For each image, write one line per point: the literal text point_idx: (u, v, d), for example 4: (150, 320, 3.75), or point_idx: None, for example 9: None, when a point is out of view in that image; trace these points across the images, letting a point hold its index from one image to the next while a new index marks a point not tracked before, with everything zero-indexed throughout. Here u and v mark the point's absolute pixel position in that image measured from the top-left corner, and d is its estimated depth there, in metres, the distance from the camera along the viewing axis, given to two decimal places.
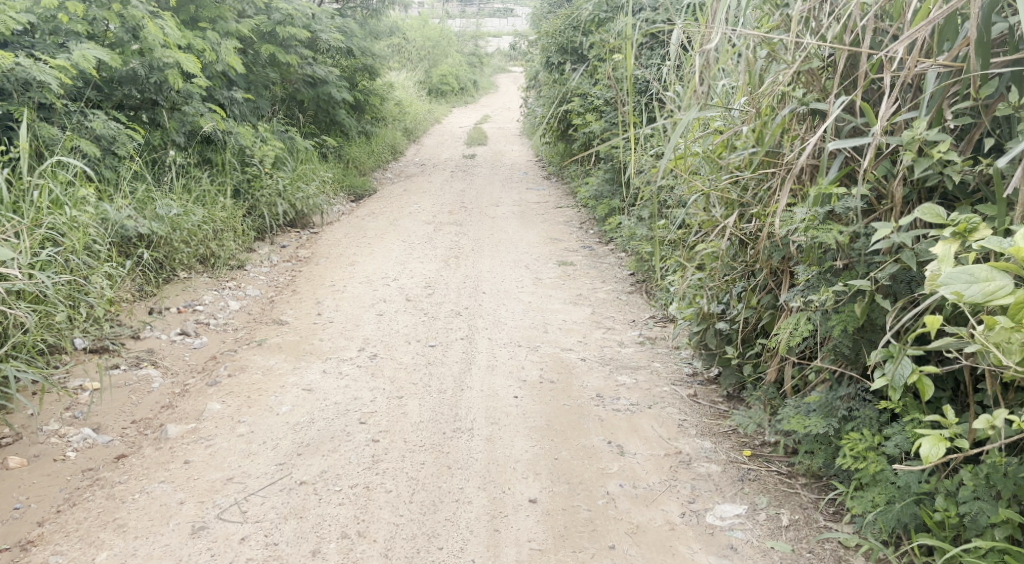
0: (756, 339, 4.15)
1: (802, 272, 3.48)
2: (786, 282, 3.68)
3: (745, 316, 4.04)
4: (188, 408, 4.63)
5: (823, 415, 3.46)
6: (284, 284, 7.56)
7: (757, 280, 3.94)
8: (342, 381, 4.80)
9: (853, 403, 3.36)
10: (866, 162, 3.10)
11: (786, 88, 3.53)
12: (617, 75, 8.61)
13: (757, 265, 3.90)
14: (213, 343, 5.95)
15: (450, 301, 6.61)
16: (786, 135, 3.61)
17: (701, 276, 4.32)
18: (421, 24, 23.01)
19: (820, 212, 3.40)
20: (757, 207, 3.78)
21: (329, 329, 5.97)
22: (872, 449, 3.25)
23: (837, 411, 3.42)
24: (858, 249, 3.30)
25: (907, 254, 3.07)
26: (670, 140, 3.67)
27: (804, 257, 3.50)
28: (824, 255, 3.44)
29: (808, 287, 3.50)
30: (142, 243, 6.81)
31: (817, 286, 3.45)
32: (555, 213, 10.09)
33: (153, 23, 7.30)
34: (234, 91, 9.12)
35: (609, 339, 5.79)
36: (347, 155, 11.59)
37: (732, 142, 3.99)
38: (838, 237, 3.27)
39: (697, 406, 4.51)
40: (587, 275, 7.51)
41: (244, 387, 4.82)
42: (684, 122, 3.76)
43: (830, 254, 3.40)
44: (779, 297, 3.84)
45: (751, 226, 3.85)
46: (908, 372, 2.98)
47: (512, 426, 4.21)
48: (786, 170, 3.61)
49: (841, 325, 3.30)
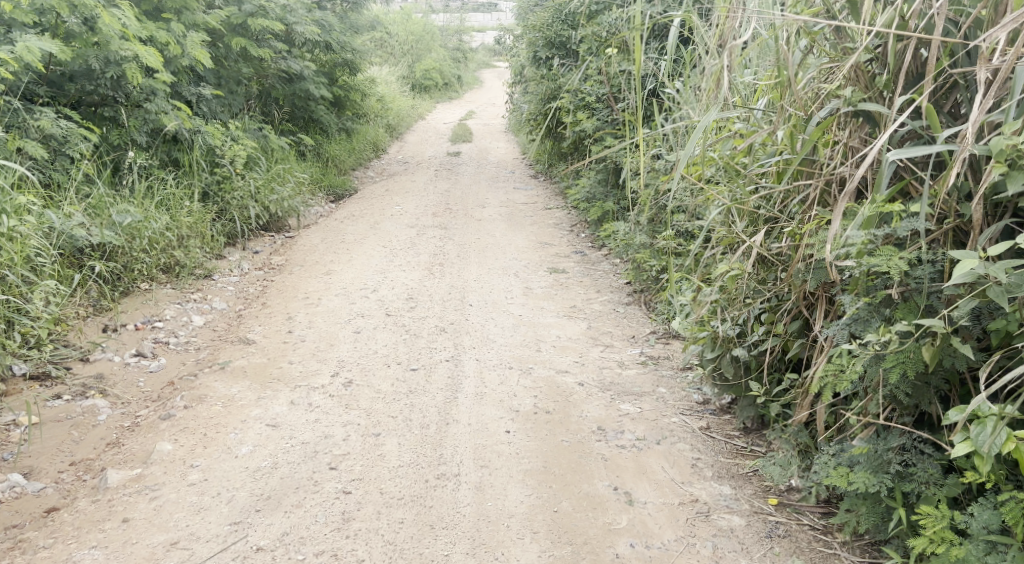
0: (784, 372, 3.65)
1: (849, 303, 3.09)
2: (828, 311, 3.25)
3: (770, 345, 3.57)
4: (135, 447, 4.13)
5: (872, 470, 3.04)
6: (254, 295, 7.03)
7: (786, 305, 3.48)
8: (312, 414, 4.28)
9: (909, 456, 2.99)
10: (947, 172, 2.70)
11: (831, 87, 3.12)
12: (611, 70, 8.12)
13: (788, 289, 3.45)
14: (171, 366, 5.46)
15: (434, 315, 6.10)
16: (821, 143, 3.26)
17: (718, 298, 3.82)
18: (405, 18, 22.45)
19: (877, 235, 3.02)
20: (790, 225, 3.36)
21: (300, 349, 5.46)
22: (949, 527, 2.83)
23: (889, 465, 3.01)
24: (919, 279, 2.93)
25: (996, 289, 2.69)
26: (687, 146, 3.29)
27: (849, 286, 3.13)
28: (875, 284, 3.06)
29: (856, 321, 3.11)
30: (95, 254, 6.29)
31: (866, 321, 3.07)
32: (544, 216, 9.58)
33: (109, 13, 6.77)
34: (202, 87, 8.57)
35: (608, 359, 5.29)
36: (326, 153, 11.05)
37: (757, 146, 3.56)
38: (901, 266, 2.90)
39: (711, 441, 3.98)
40: (580, 284, 7.02)
41: (201, 421, 4.30)
42: (705, 124, 3.37)
43: (884, 282, 3.02)
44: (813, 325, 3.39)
45: (782, 244, 3.40)
46: (1004, 441, 2.65)
47: (504, 470, 3.71)
48: (825, 182, 3.24)
49: (900, 370, 2.93)
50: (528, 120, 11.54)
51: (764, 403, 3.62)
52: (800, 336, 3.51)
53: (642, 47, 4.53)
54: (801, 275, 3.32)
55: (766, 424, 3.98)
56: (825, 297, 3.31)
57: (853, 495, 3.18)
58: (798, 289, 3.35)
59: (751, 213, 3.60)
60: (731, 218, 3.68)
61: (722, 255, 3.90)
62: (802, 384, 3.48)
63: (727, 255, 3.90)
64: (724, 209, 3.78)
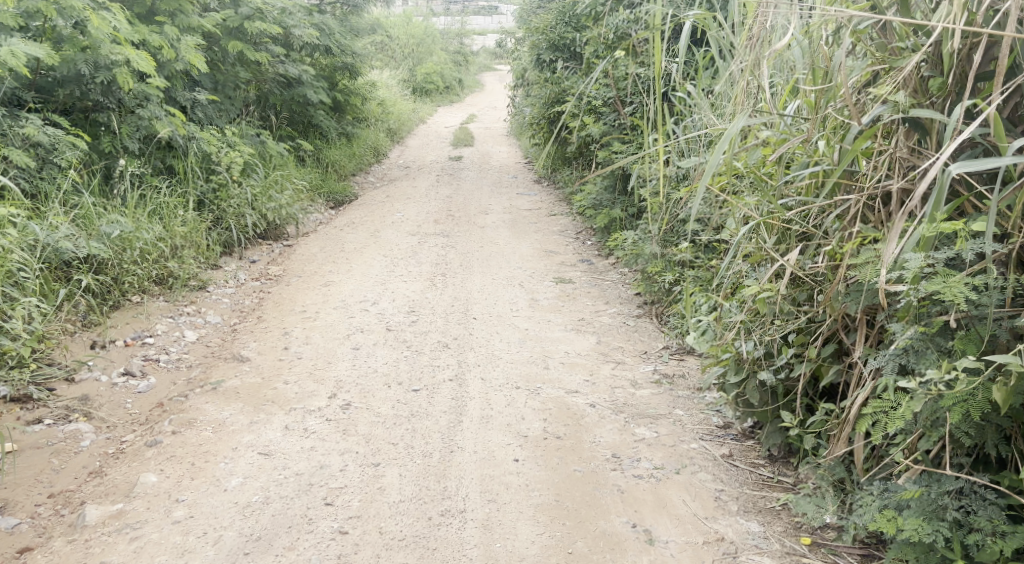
0: (816, 400, 3.47)
1: (901, 332, 2.93)
2: (871, 337, 3.09)
3: (802, 371, 3.35)
4: (118, 477, 3.88)
5: (924, 518, 2.87)
6: (250, 308, 6.77)
7: (822, 329, 3.29)
8: (307, 442, 4.02)
9: (968, 504, 2.82)
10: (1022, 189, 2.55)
11: (881, 89, 3.00)
12: (618, 74, 7.86)
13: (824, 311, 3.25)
14: (161, 386, 5.21)
15: (437, 330, 5.83)
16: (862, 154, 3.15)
17: (745, 318, 3.61)
18: (405, 21, 22.21)
19: (936, 258, 2.86)
20: (829, 243, 3.19)
21: (296, 367, 5.21)
22: None
23: (945, 513, 2.84)
24: (983, 307, 2.78)
25: None
26: (714, 156, 3.10)
27: (899, 313, 2.97)
28: (930, 310, 2.91)
29: (909, 351, 2.94)
30: (84, 267, 6.04)
31: (922, 353, 2.91)
32: (549, 222, 9.32)
33: (98, 15, 6.50)
34: (198, 93, 8.31)
35: (620, 378, 5.03)
36: (325, 158, 10.80)
37: (791, 155, 3.37)
38: (968, 294, 2.74)
39: (735, 471, 3.72)
40: (588, 295, 6.76)
41: (189, 449, 4.04)
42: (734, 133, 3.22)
43: (941, 307, 2.87)
44: (853, 351, 3.21)
45: (818, 263, 3.23)
46: None
47: (514, 506, 3.48)
48: (867, 197, 3.13)
49: (963, 409, 2.76)
50: (530, 125, 11.27)
51: (797, 433, 3.41)
52: (834, 361, 3.34)
53: (662, 48, 4.28)
54: (839, 297, 3.17)
55: (792, 452, 3.72)
56: (866, 322, 3.15)
57: (900, 542, 2.97)
58: (837, 313, 3.18)
59: (782, 226, 3.44)
60: (760, 233, 3.53)
61: (746, 272, 3.70)
62: (839, 415, 3.30)
63: (753, 271, 3.71)
64: (752, 222, 3.57)
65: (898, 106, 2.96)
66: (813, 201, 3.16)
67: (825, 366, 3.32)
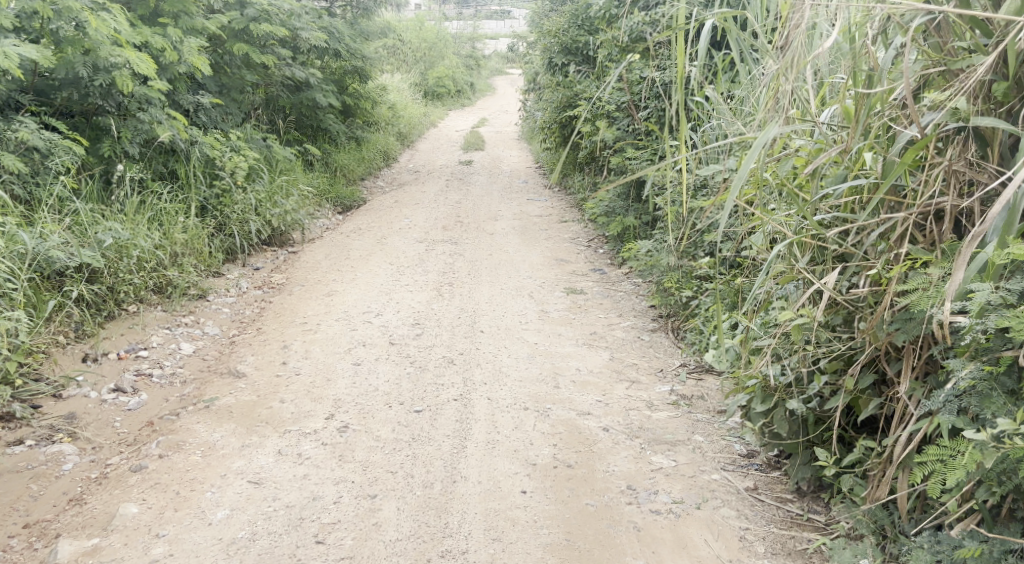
0: (851, 433, 3.27)
1: (961, 368, 2.75)
2: (918, 368, 2.94)
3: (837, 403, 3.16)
4: (98, 507, 3.65)
5: None
6: (250, 319, 6.53)
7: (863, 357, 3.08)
8: (300, 469, 3.79)
9: None
10: None
11: (937, 95, 2.85)
12: (632, 78, 7.59)
13: (865, 338, 3.05)
14: (152, 403, 4.97)
15: (442, 344, 5.57)
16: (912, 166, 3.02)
17: (774, 340, 3.39)
18: (418, 25, 21.98)
19: (1007, 291, 2.70)
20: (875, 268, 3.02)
21: (294, 384, 4.95)
22: None
23: None
24: None
25: None
26: (744, 165, 2.88)
27: (960, 348, 2.81)
28: (996, 345, 2.74)
29: (972, 391, 2.76)
30: (79, 276, 5.81)
31: (987, 396, 2.73)
32: (560, 229, 9.06)
33: (97, 17, 6.27)
34: (202, 96, 8.07)
35: (635, 398, 4.76)
36: (334, 162, 10.56)
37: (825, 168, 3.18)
38: None
39: (761, 507, 3.50)
40: (601, 306, 6.49)
41: (175, 475, 3.81)
42: (767, 142, 3.01)
43: (1009, 342, 2.70)
44: (898, 382, 3.02)
45: (862, 288, 3.07)
46: None
47: (520, 545, 3.32)
48: (917, 214, 2.98)
49: None
50: (542, 129, 10.99)
51: (833, 471, 3.21)
52: (874, 393, 3.15)
53: (687, 50, 3.99)
54: (883, 325, 3.00)
55: (823, 486, 3.51)
56: (913, 351, 2.95)
57: None
58: (880, 341, 3.00)
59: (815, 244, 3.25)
60: (792, 253, 3.34)
61: (773, 292, 3.51)
62: (881, 453, 3.13)
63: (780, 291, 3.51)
64: (784, 241, 3.37)
65: (957, 114, 2.82)
66: (859, 218, 2.98)
67: (864, 397, 3.14)
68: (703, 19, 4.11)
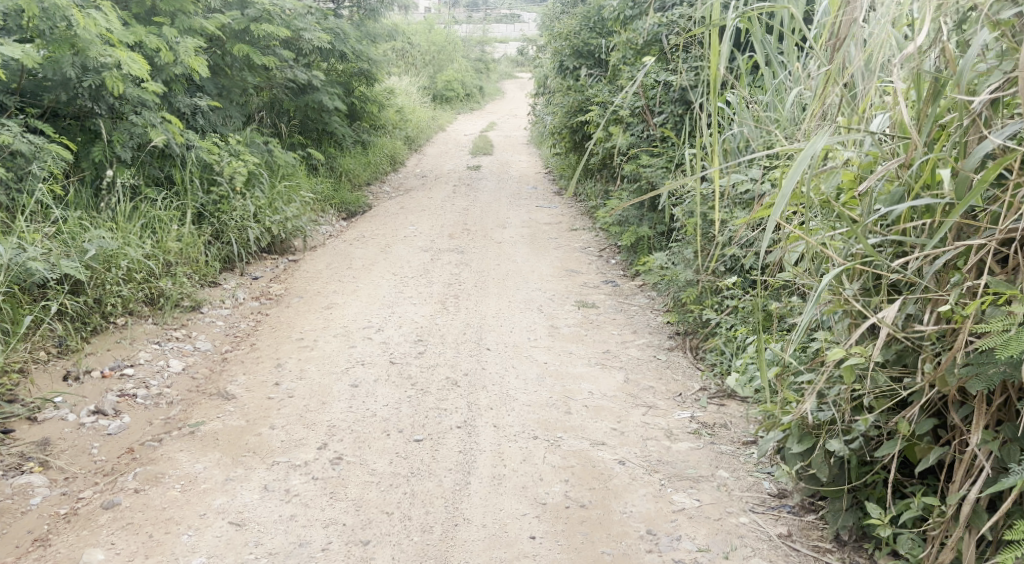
0: (904, 485, 3.08)
1: None
2: (992, 417, 2.74)
3: (891, 451, 2.96)
4: (64, 552, 3.36)
5: None
6: (245, 333, 6.20)
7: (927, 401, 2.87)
8: (287, 508, 3.54)
9: None
10: None
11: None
12: (647, 81, 7.22)
13: (933, 382, 2.83)
14: (135, 426, 4.65)
15: (446, 363, 5.23)
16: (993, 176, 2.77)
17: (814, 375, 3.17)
18: (426, 27, 21.68)
19: None
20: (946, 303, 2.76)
21: (287, 407, 4.64)
22: None
23: None
24: None
25: None
26: (791, 178, 2.58)
27: None
28: None
29: None
30: (63, 288, 5.50)
31: None
32: (571, 237, 8.72)
33: (86, 15, 5.96)
34: (200, 99, 7.75)
35: (653, 426, 4.42)
36: (339, 167, 10.25)
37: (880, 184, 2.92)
38: None
39: (797, 558, 3.23)
40: (614, 322, 6.14)
41: (149, 515, 3.53)
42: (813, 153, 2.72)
43: None
44: (967, 432, 2.82)
45: (928, 326, 2.82)
46: None
47: None
48: (995, 237, 2.73)
49: None
50: (551, 134, 10.65)
51: (889, 530, 2.99)
52: (932, 441, 2.95)
53: (723, 49, 3.63)
54: (953, 369, 2.77)
55: (866, 536, 3.22)
56: (985, 399, 2.76)
57: None
58: (951, 387, 2.78)
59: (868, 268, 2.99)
60: (841, 280, 3.07)
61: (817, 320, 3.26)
62: (943, 513, 2.89)
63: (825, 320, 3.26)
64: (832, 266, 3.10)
65: None
66: (929, 244, 2.71)
67: (921, 444, 2.94)
68: (740, 15, 3.75)
